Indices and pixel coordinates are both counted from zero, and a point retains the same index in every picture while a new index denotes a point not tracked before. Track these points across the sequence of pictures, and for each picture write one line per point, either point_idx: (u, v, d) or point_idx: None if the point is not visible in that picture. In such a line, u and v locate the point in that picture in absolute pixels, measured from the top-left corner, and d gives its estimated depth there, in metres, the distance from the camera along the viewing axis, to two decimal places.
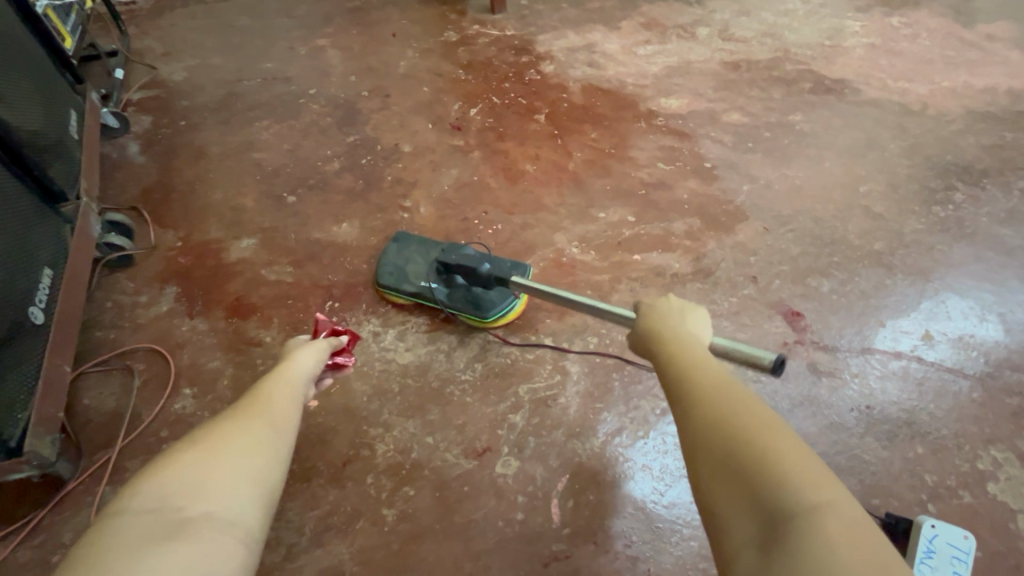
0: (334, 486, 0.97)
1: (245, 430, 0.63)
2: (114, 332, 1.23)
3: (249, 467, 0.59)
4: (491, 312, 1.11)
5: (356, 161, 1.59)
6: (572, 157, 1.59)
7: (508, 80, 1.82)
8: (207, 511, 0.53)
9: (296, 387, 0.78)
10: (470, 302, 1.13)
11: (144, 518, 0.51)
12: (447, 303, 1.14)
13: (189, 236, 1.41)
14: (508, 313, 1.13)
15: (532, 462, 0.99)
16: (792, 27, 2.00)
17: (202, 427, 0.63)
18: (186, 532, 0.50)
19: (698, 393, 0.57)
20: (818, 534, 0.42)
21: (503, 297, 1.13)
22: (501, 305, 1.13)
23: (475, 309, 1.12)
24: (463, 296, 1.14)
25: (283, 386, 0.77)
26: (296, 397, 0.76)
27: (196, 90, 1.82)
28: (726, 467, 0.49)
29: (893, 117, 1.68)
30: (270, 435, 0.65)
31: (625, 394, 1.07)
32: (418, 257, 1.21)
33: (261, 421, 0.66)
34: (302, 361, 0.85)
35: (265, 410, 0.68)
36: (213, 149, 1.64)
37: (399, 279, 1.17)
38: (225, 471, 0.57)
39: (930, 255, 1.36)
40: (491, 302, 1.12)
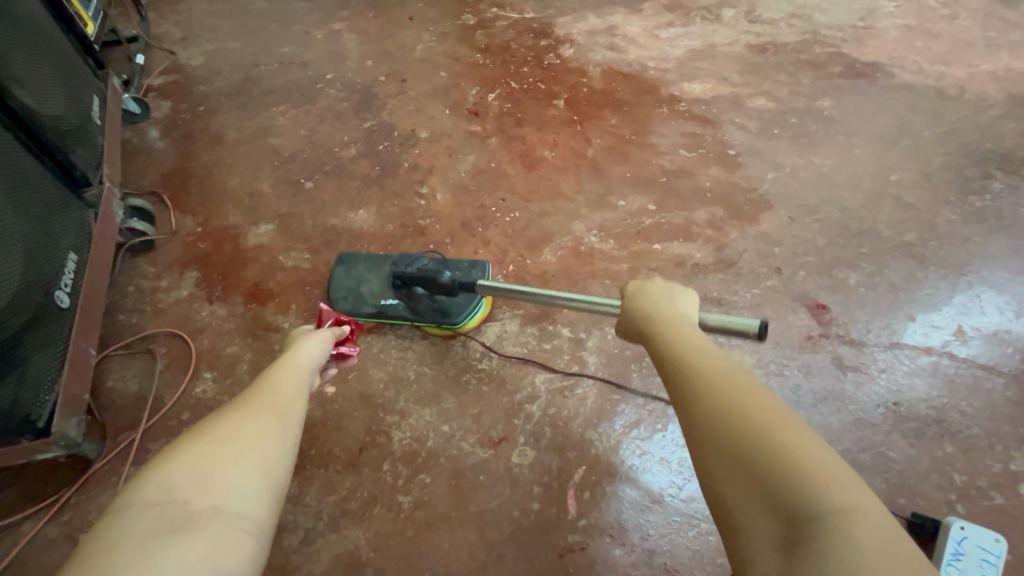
0: (351, 472, 0.98)
1: (251, 421, 0.63)
2: (136, 316, 1.25)
3: (255, 456, 0.59)
4: (460, 318, 1.07)
5: (372, 147, 1.58)
6: (591, 143, 1.56)
7: (526, 64, 1.79)
8: (214, 503, 0.53)
9: (300, 375, 0.78)
10: (436, 311, 1.08)
11: (151, 511, 0.51)
12: (414, 317, 1.09)
13: (208, 221, 1.42)
14: (475, 315, 1.10)
15: (548, 453, 0.98)
16: (822, 8, 1.92)
17: (205, 420, 0.63)
18: (194, 524, 0.50)
19: (696, 385, 0.56)
20: (848, 534, 0.41)
21: (469, 301, 1.09)
22: (468, 309, 1.09)
23: (442, 319, 1.08)
24: (429, 305, 1.08)
25: (286, 374, 0.77)
26: (301, 385, 0.76)
27: (214, 75, 1.83)
28: (740, 462, 0.48)
29: (929, 102, 1.61)
30: (275, 424, 0.65)
31: (644, 386, 1.05)
32: (370, 274, 1.14)
33: (267, 412, 0.66)
34: (303, 348, 0.85)
35: (268, 400, 0.68)
36: (231, 135, 1.64)
37: (357, 302, 1.11)
38: (230, 462, 0.57)
39: (965, 247, 1.30)
40: (457, 308, 1.08)
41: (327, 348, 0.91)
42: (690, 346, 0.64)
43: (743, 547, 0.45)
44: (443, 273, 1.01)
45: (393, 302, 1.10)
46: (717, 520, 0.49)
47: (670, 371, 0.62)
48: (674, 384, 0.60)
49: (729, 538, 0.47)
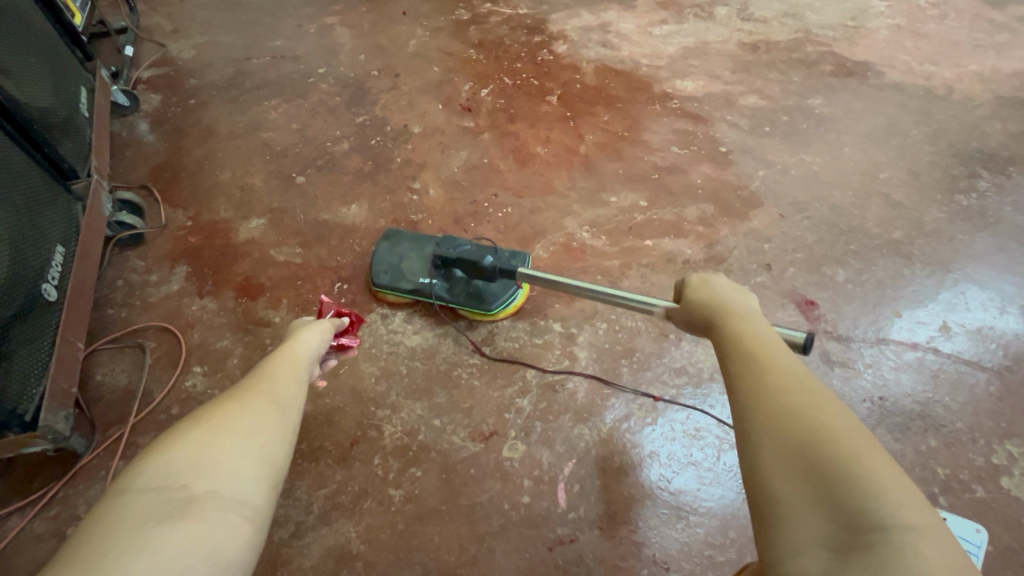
0: (342, 466, 0.98)
1: (250, 410, 0.63)
2: (126, 310, 1.24)
3: (257, 449, 0.59)
4: (493, 305, 1.09)
5: (365, 142, 1.57)
6: (583, 140, 1.56)
7: (519, 60, 1.79)
8: (212, 489, 0.53)
9: (299, 367, 0.78)
10: (471, 295, 1.11)
11: (149, 495, 0.51)
12: (449, 297, 1.11)
13: (199, 215, 1.42)
14: (510, 304, 1.12)
15: (539, 446, 0.99)
16: (814, 7, 1.94)
17: (205, 407, 0.63)
18: (191, 509, 0.50)
19: (762, 379, 0.55)
20: (909, 546, 0.39)
21: (505, 289, 1.11)
22: (504, 297, 1.11)
23: (478, 304, 1.10)
24: (464, 289, 1.11)
25: (287, 366, 0.77)
26: (300, 377, 0.76)
27: (205, 68, 1.81)
28: (799, 459, 0.46)
29: (917, 101, 1.63)
30: (275, 416, 0.65)
31: (634, 381, 1.06)
32: (413, 253, 1.16)
33: (267, 402, 0.66)
34: (308, 341, 0.85)
35: (268, 391, 0.69)
36: (222, 128, 1.63)
37: (397, 276, 1.13)
38: (232, 452, 0.57)
39: (951, 244, 1.32)
40: (493, 295, 1.10)
41: (325, 341, 0.91)
42: (750, 340, 0.63)
43: (785, 540, 0.44)
44: (486, 258, 1.03)
45: (430, 281, 1.12)
46: (756, 511, 0.48)
47: (730, 363, 0.61)
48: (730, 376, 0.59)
49: (766, 530, 0.46)
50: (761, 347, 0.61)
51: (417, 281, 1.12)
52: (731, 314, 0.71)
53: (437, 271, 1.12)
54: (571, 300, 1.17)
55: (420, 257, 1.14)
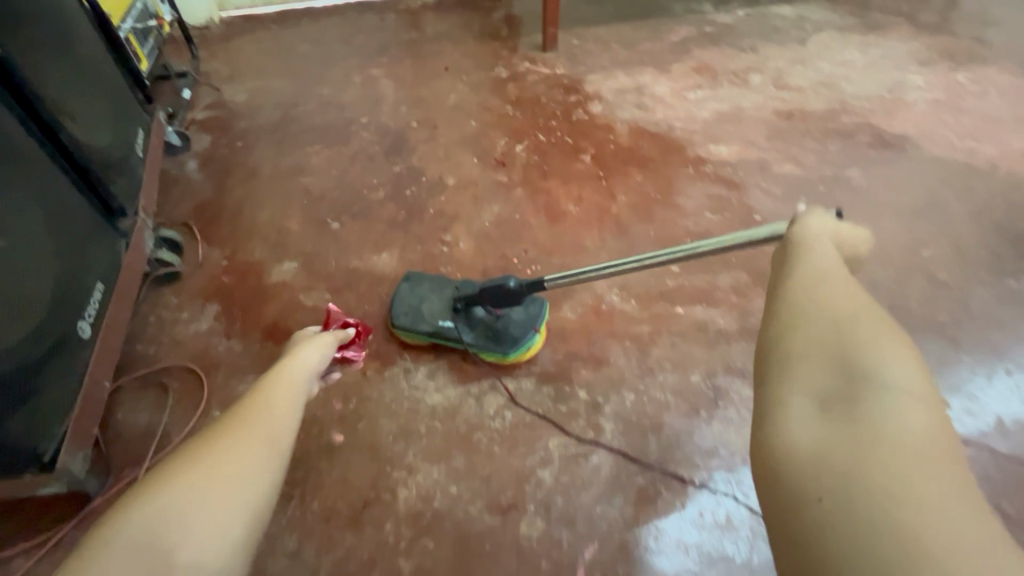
0: (352, 530, 0.94)
1: (241, 447, 0.61)
2: (154, 346, 1.25)
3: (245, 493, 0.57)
4: (513, 348, 1.08)
5: (400, 191, 1.61)
6: (615, 200, 1.56)
7: (555, 118, 1.83)
8: (193, 555, 0.51)
9: (296, 390, 0.78)
10: (491, 338, 1.09)
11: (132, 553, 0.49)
12: (470, 341, 1.09)
13: (235, 254, 1.45)
14: (529, 347, 1.11)
15: (559, 525, 0.94)
16: (850, 78, 1.95)
17: (194, 444, 0.60)
18: None
19: None
20: None
21: (524, 332, 1.09)
22: (523, 340, 1.09)
23: (497, 347, 1.09)
24: (484, 332, 1.10)
25: (283, 390, 0.76)
26: (294, 403, 0.75)
27: (255, 113, 1.90)
28: None
29: (959, 177, 1.60)
30: (265, 452, 0.63)
31: (662, 459, 1.01)
32: (432, 294, 1.15)
33: (259, 445, 0.63)
34: (302, 361, 0.86)
35: (260, 421, 0.67)
36: (265, 171, 1.69)
37: (416, 318, 1.12)
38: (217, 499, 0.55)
39: (1001, 330, 1.26)
40: (512, 339, 1.09)
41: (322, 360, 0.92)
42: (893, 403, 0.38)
43: None
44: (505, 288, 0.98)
45: (451, 324, 1.11)
46: None
47: None
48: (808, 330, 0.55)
49: None
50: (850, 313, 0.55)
51: (438, 323, 1.11)
52: (814, 258, 0.63)
53: (458, 315, 1.11)
54: (598, 366, 1.14)
55: (440, 300, 1.13)
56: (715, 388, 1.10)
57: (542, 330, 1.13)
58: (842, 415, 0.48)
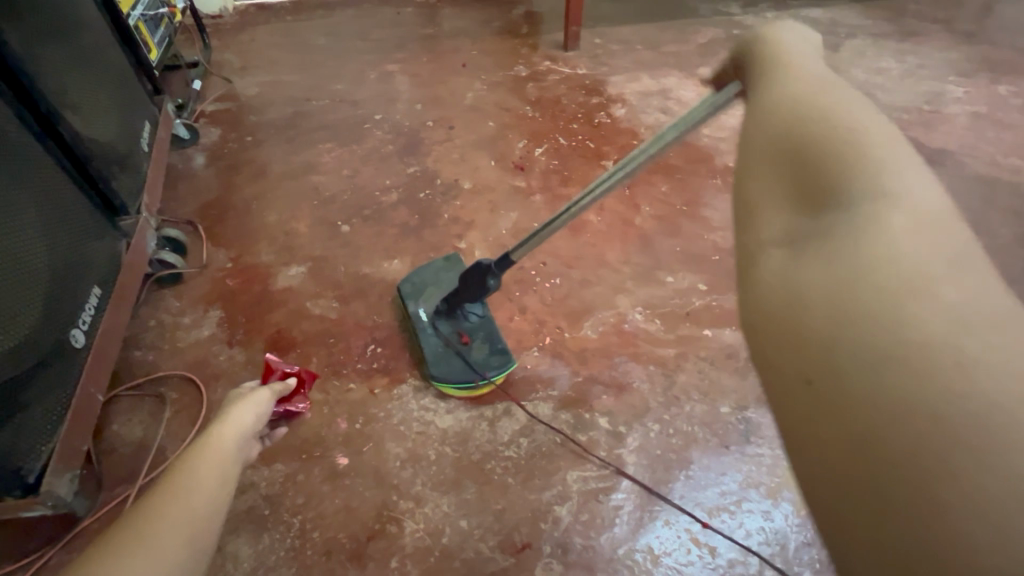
0: (355, 565, 0.88)
1: (142, 566, 0.44)
2: (153, 353, 1.20)
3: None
4: (442, 377, 1.00)
5: (413, 194, 1.54)
6: (639, 211, 1.49)
7: (576, 120, 1.75)
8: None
9: (225, 468, 0.59)
10: (437, 355, 1.02)
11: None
12: (424, 344, 1.04)
13: (240, 257, 1.39)
14: (459, 388, 1.02)
15: (577, 569, 0.87)
16: (886, 87, 1.85)
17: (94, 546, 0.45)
18: None
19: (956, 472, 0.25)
20: None
21: (465, 373, 1.00)
22: (458, 378, 1.00)
23: (434, 363, 1.01)
24: (440, 345, 1.03)
25: (205, 469, 0.57)
26: (223, 475, 0.57)
27: (266, 107, 1.84)
28: None
29: (1005, 198, 1.51)
30: (177, 569, 0.45)
31: (688, 499, 0.94)
32: (445, 286, 1.11)
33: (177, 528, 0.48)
34: (233, 426, 0.68)
35: (176, 520, 0.49)
36: (274, 169, 1.63)
37: (413, 294, 1.09)
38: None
39: None
40: (450, 370, 1.00)
41: (258, 421, 0.74)
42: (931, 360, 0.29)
43: None
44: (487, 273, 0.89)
45: (424, 318, 1.06)
46: None
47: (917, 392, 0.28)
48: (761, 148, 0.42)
49: None
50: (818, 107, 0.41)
51: (414, 310, 1.06)
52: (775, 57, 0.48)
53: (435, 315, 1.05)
54: (620, 392, 1.07)
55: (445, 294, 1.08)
56: (746, 422, 1.02)
57: (487, 385, 1.03)
58: (824, 248, 0.36)
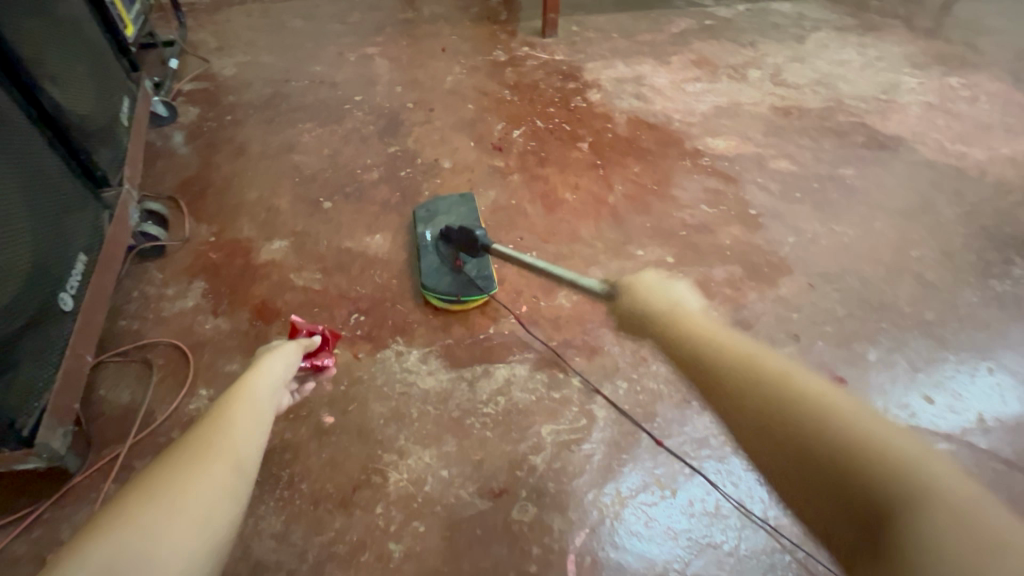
0: (342, 513, 0.93)
1: (207, 476, 0.60)
2: (138, 323, 1.22)
3: (207, 530, 0.56)
4: (427, 283, 1.17)
5: (394, 173, 1.58)
6: (612, 190, 1.56)
7: (553, 105, 1.81)
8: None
9: (262, 411, 0.74)
10: (430, 266, 1.19)
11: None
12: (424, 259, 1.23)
13: (223, 231, 1.41)
14: (440, 298, 1.17)
15: (550, 511, 0.94)
16: (846, 78, 1.95)
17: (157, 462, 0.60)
18: None
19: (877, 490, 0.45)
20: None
21: (446, 285, 1.16)
22: (439, 289, 1.16)
23: (425, 272, 1.19)
24: (434, 260, 1.20)
25: (246, 409, 0.72)
26: (260, 416, 0.73)
27: (244, 87, 1.85)
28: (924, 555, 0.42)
29: (950, 180, 1.62)
30: (231, 484, 0.61)
31: (653, 447, 1.01)
32: (453, 217, 1.29)
33: (223, 464, 0.62)
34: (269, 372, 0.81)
35: (228, 447, 0.64)
36: (255, 148, 1.65)
37: (426, 218, 1.30)
38: (184, 535, 0.54)
39: (986, 330, 1.29)
40: (434, 279, 1.17)
41: (288, 370, 0.87)
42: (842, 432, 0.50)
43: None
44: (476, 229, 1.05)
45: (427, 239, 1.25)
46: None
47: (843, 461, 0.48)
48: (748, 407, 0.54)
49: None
50: (768, 365, 0.56)
51: (422, 231, 1.27)
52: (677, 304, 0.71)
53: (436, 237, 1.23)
54: (592, 354, 1.14)
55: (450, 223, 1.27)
56: None
57: (465, 301, 1.17)
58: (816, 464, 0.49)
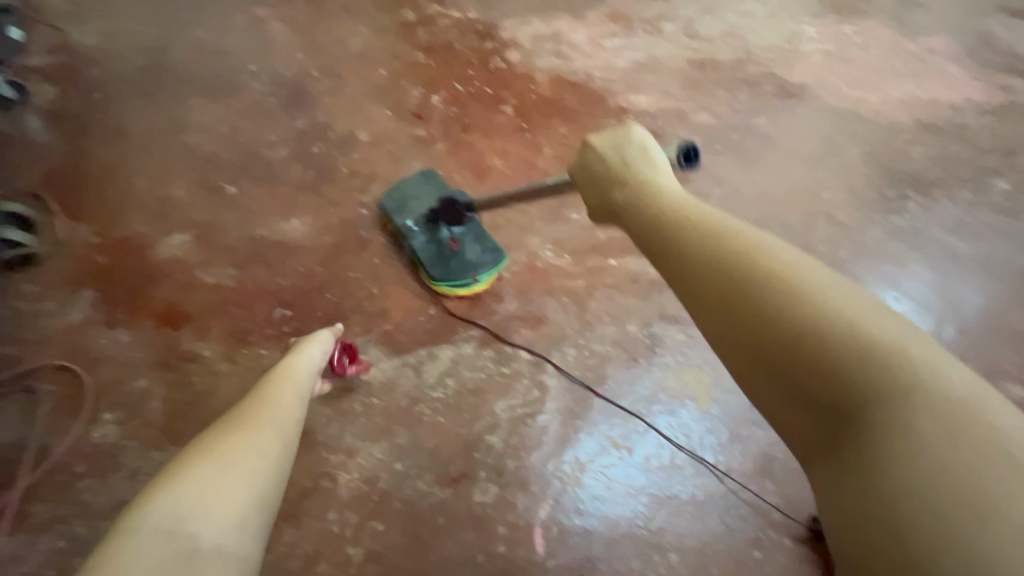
0: (291, 524, 0.88)
1: (247, 446, 0.65)
2: (17, 347, 1.05)
3: (248, 495, 0.61)
4: (441, 280, 1.07)
5: (305, 149, 1.44)
6: (542, 154, 1.54)
7: (471, 65, 1.70)
8: (215, 541, 0.56)
9: (295, 391, 0.79)
10: (431, 256, 1.09)
11: (156, 541, 0.54)
12: (416, 250, 1.10)
13: (108, 229, 1.23)
14: (455, 287, 1.09)
15: (512, 488, 0.93)
16: (752, 27, 1.96)
17: (211, 432, 0.68)
18: (192, 561, 0.53)
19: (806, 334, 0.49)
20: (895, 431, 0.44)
21: (461, 271, 1.08)
22: (454, 278, 1.08)
23: (430, 266, 1.08)
24: (431, 249, 1.09)
25: (288, 385, 0.80)
26: (300, 388, 0.81)
27: (111, 57, 1.58)
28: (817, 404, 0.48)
29: (851, 123, 1.72)
30: (267, 449, 0.67)
31: (606, 410, 1.01)
32: (426, 196, 1.15)
33: (266, 431, 0.69)
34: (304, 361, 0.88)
35: (265, 420, 0.71)
36: (136, 129, 1.43)
37: (396, 205, 1.12)
38: (227, 499, 0.59)
39: (888, 263, 1.44)
40: (445, 271, 1.08)
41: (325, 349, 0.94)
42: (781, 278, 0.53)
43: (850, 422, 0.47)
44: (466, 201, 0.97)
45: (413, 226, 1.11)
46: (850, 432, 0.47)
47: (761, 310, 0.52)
48: (721, 330, 0.55)
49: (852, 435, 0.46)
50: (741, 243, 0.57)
51: (398, 221, 1.11)
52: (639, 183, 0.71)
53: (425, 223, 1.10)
54: (537, 323, 1.11)
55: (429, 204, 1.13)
56: (652, 336, 1.10)
57: (480, 283, 1.11)
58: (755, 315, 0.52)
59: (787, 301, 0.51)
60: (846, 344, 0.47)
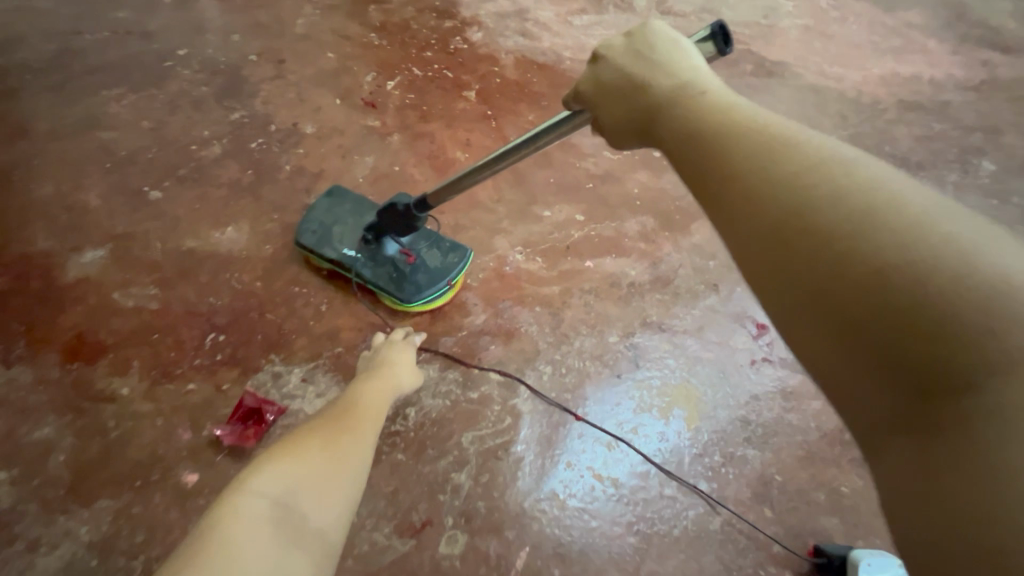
0: None
1: (348, 448, 0.70)
2: None
3: (346, 490, 0.66)
4: (413, 297, 0.96)
5: (242, 145, 1.27)
6: (508, 143, 1.40)
7: (429, 47, 1.54)
8: (319, 525, 0.62)
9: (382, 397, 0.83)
10: (392, 276, 0.98)
11: (271, 507, 0.60)
12: (369, 278, 0.98)
13: (6, 248, 1.05)
14: (432, 301, 0.99)
15: (483, 534, 0.82)
16: (728, 3, 1.86)
17: (323, 424, 0.74)
18: (300, 536, 0.60)
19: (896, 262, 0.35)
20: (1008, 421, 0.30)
21: (431, 281, 0.98)
22: (428, 291, 0.98)
23: (396, 288, 0.97)
24: (386, 270, 0.98)
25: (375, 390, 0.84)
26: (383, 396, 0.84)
27: (12, 43, 1.37)
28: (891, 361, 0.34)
29: (834, 104, 1.64)
30: (363, 451, 0.72)
31: (586, 436, 0.91)
32: (350, 219, 1.04)
33: (361, 436, 0.74)
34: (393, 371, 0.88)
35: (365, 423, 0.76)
36: (41, 126, 1.24)
37: (322, 239, 1.01)
38: (333, 488, 0.65)
39: None
40: (415, 287, 0.97)
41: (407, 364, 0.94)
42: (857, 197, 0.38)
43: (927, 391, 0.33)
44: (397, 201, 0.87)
45: (355, 254, 0.99)
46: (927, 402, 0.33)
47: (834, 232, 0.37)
48: (780, 270, 0.40)
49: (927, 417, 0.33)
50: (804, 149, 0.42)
51: (335, 257, 1.00)
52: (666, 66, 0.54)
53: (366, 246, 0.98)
54: (508, 338, 1.00)
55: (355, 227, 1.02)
56: (634, 348, 1.00)
57: (454, 288, 1.01)
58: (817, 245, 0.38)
59: (869, 222, 0.36)
60: (946, 290, 0.33)
